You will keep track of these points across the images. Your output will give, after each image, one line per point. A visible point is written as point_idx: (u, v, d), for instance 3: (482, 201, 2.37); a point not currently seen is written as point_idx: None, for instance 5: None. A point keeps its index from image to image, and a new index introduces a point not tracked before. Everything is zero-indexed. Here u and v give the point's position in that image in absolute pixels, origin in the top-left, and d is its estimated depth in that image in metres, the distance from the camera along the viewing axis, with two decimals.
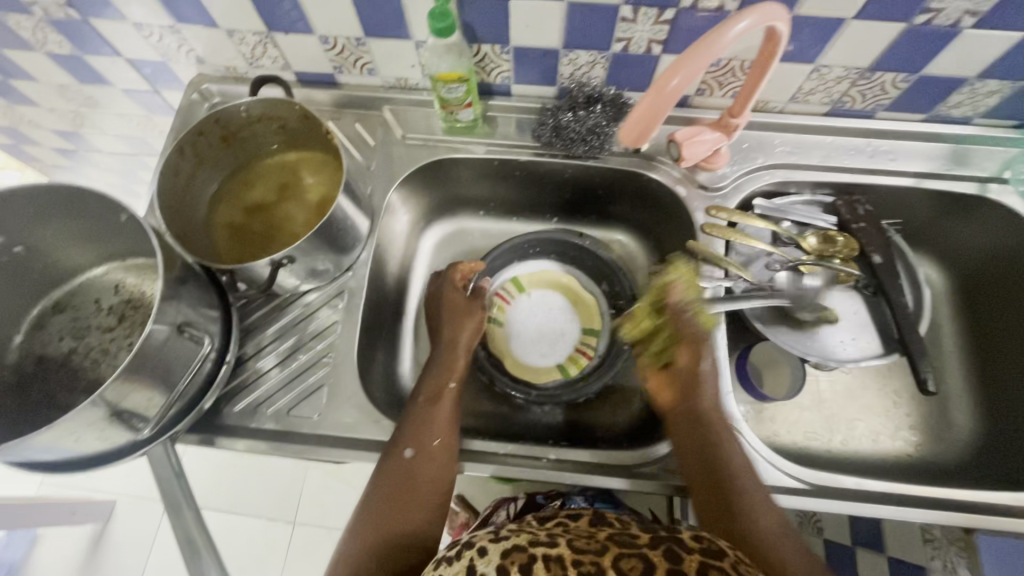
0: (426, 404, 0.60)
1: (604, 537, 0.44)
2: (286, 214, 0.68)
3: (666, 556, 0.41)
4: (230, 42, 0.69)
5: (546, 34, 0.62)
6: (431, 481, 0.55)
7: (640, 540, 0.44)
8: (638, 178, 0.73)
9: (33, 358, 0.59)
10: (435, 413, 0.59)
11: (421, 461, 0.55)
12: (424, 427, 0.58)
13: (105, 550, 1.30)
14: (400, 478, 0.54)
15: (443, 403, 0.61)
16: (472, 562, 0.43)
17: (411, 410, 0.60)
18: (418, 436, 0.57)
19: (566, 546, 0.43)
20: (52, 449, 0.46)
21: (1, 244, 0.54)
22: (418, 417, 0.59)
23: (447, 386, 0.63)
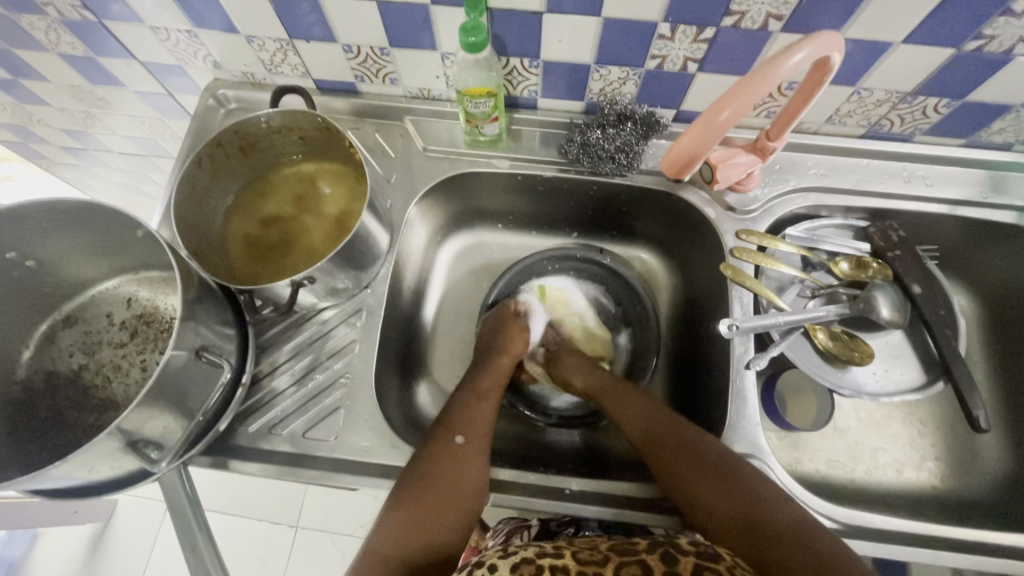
0: (473, 399, 0.65)
1: (606, 549, 0.49)
2: (302, 227, 0.66)
3: (662, 559, 0.46)
4: (249, 48, 0.67)
5: (578, 49, 0.60)
6: (470, 473, 0.57)
7: (638, 547, 0.49)
8: (665, 198, 0.71)
9: (43, 375, 0.57)
10: (479, 410, 0.63)
11: (466, 450, 0.58)
12: (471, 421, 0.62)
13: (106, 550, 1.28)
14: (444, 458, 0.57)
15: (488, 401, 0.65)
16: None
17: (457, 404, 0.64)
18: (465, 429, 0.61)
19: (572, 558, 0.48)
20: (64, 478, 0.44)
21: (12, 259, 0.52)
22: (464, 412, 0.62)
23: (494, 387, 0.67)
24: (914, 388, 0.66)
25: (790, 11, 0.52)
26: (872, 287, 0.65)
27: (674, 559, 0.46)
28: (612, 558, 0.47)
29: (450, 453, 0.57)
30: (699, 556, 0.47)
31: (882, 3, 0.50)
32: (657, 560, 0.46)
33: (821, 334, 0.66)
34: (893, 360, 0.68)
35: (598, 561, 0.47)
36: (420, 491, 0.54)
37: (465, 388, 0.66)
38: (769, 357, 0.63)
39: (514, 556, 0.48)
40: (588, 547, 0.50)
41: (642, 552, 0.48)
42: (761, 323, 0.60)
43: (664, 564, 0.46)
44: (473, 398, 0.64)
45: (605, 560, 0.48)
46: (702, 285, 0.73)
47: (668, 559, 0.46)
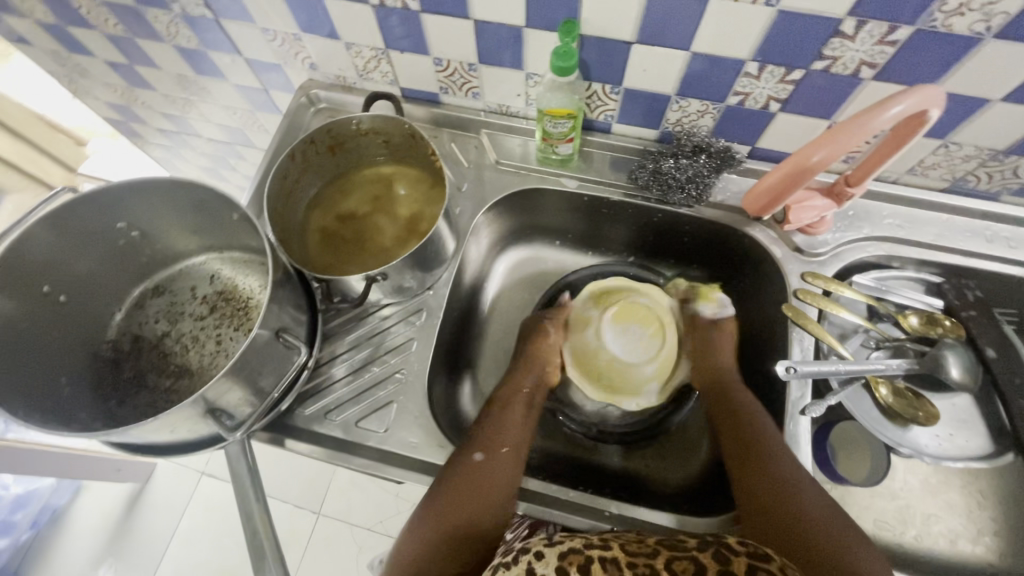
0: (497, 411, 0.64)
1: (654, 543, 0.49)
2: (375, 226, 0.69)
3: (714, 559, 0.44)
4: (346, 54, 0.71)
5: (661, 80, 0.61)
6: (499, 484, 0.56)
7: (689, 547, 0.47)
8: (731, 234, 0.71)
9: (130, 337, 0.62)
10: (506, 419, 0.63)
11: (486, 467, 0.57)
12: (492, 433, 0.61)
13: (142, 509, 1.35)
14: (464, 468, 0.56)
15: (515, 411, 0.64)
16: (529, 563, 0.46)
17: (483, 418, 0.63)
18: (486, 445, 0.59)
19: (621, 550, 0.47)
20: (148, 435, 0.48)
21: (121, 227, 0.57)
22: (489, 424, 0.62)
23: (517, 396, 0.66)
24: (978, 457, 0.63)
25: (885, 60, 0.52)
26: (942, 345, 0.63)
27: (727, 557, 0.44)
28: (663, 553, 0.46)
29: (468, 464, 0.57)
30: (753, 557, 0.44)
31: (984, 60, 0.49)
32: (710, 558, 0.44)
33: (883, 389, 0.65)
34: (957, 426, 0.65)
35: (646, 554, 0.47)
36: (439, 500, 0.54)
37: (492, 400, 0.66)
38: (826, 406, 0.61)
39: (561, 545, 0.48)
40: (636, 541, 0.49)
41: (694, 551, 0.46)
42: (823, 368, 0.59)
43: (718, 562, 0.44)
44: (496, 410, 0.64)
45: (653, 553, 0.47)
46: (759, 323, 0.72)
47: (719, 558, 0.44)
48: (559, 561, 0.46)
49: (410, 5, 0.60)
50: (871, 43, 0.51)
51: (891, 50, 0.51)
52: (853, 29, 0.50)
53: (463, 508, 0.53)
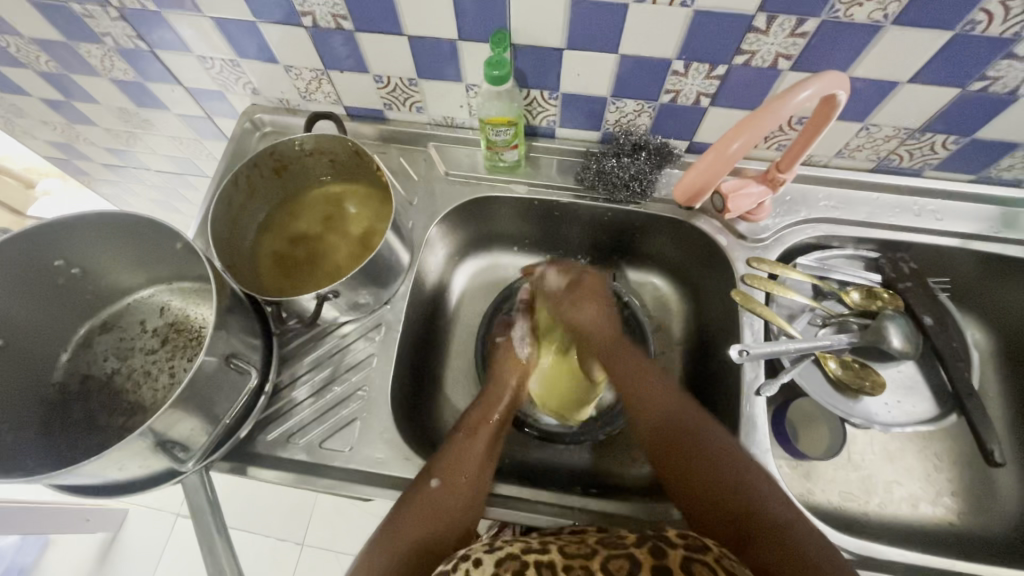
0: (464, 435, 0.62)
1: (593, 543, 0.50)
2: (327, 245, 0.69)
3: (651, 553, 0.46)
4: (287, 77, 0.71)
5: (595, 82, 0.63)
6: (464, 507, 0.56)
7: (628, 542, 0.49)
8: (679, 225, 0.73)
9: (79, 377, 0.60)
10: (474, 446, 0.61)
11: (445, 494, 0.56)
12: (459, 462, 0.59)
13: (116, 560, 1.30)
14: (430, 499, 0.55)
15: (479, 436, 0.62)
16: (467, 571, 0.46)
17: (447, 442, 0.62)
18: (449, 471, 0.58)
19: (558, 553, 0.48)
20: (98, 475, 0.47)
21: (60, 266, 0.56)
22: (457, 451, 0.60)
23: (485, 422, 0.64)
24: (926, 420, 0.66)
25: (798, 50, 0.55)
26: (883, 317, 0.65)
27: (664, 552, 0.46)
28: (600, 552, 0.48)
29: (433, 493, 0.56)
30: (689, 549, 0.47)
31: (888, 46, 0.53)
32: (646, 554, 0.46)
33: (832, 362, 0.67)
34: (906, 392, 0.68)
35: (584, 554, 0.48)
36: (399, 517, 0.54)
37: (458, 424, 0.65)
38: (779, 384, 0.63)
39: (498, 551, 0.48)
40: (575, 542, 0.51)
41: (631, 547, 0.48)
42: (773, 349, 0.61)
43: (654, 556, 0.46)
44: (465, 435, 0.62)
45: (592, 553, 0.48)
46: (713, 311, 0.74)
47: (657, 553, 0.46)
48: (495, 569, 0.47)
49: (343, 24, 0.61)
50: (783, 36, 0.53)
51: (802, 41, 0.54)
52: (765, 23, 0.52)
53: (419, 528, 0.53)
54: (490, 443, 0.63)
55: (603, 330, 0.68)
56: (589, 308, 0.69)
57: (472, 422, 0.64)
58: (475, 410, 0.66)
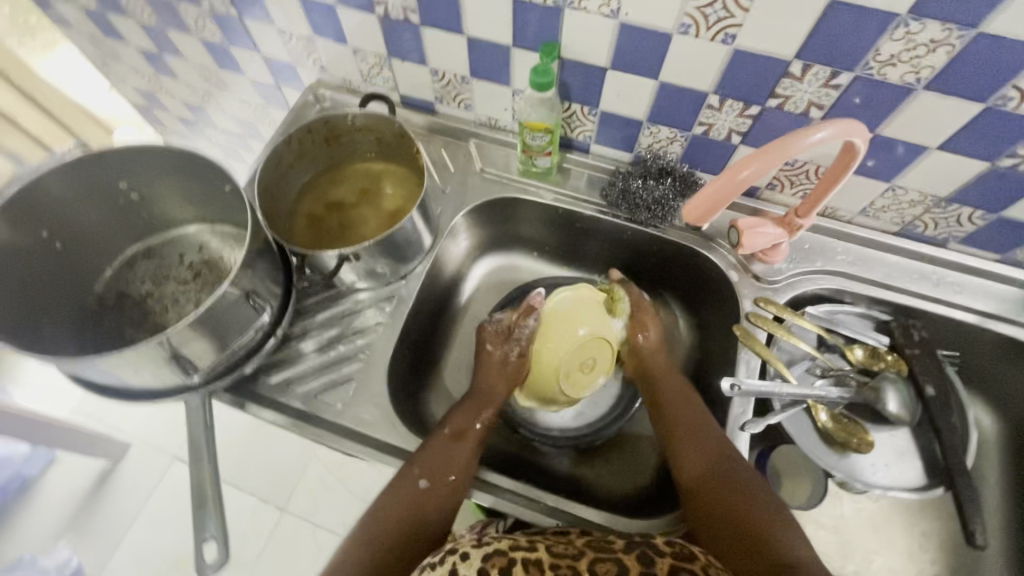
0: (447, 438, 0.62)
1: (581, 545, 0.51)
2: (359, 216, 0.74)
3: (639, 559, 0.48)
4: (353, 59, 0.77)
5: (634, 105, 0.66)
6: (447, 508, 0.58)
7: (615, 547, 0.50)
8: (693, 256, 0.75)
9: (116, 292, 0.66)
10: (456, 452, 0.61)
11: (432, 496, 0.57)
12: (442, 462, 0.60)
13: (110, 489, 1.36)
14: (411, 504, 0.56)
15: (464, 444, 0.62)
16: (455, 565, 0.48)
17: (430, 437, 0.62)
18: (436, 471, 0.59)
19: (545, 552, 0.49)
20: (114, 374, 0.52)
21: (122, 187, 0.62)
22: (439, 453, 0.60)
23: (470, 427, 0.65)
24: (912, 489, 0.65)
25: (831, 102, 0.57)
26: (883, 378, 0.66)
27: (651, 559, 0.48)
28: (589, 554, 0.49)
29: (410, 496, 0.57)
30: (677, 558, 0.48)
31: (919, 109, 0.54)
32: (635, 560, 0.48)
33: (823, 414, 0.67)
34: (898, 457, 0.67)
35: (572, 555, 0.49)
36: (380, 516, 0.56)
37: (445, 422, 0.65)
38: (766, 424, 0.63)
39: (488, 546, 0.49)
40: (564, 543, 0.52)
41: (619, 552, 0.49)
42: (766, 388, 0.62)
43: (642, 563, 0.47)
44: (448, 438, 0.62)
45: (579, 555, 0.49)
46: (716, 345, 0.75)
47: (644, 560, 0.48)
48: (482, 564, 0.47)
49: (411, 18, 0.66)
50: (817, 85, 0.56)
51: (835, 93, 0.56)
52: (801, 71, 0.55)
53: (402, 522, 0.55)
54: (472, 452, 0.63)
55: (659, 348, 0.73)
56: (655, 331, 0.74)
57: (457, 427, 0.64)
58: (461, 415, 0.66)
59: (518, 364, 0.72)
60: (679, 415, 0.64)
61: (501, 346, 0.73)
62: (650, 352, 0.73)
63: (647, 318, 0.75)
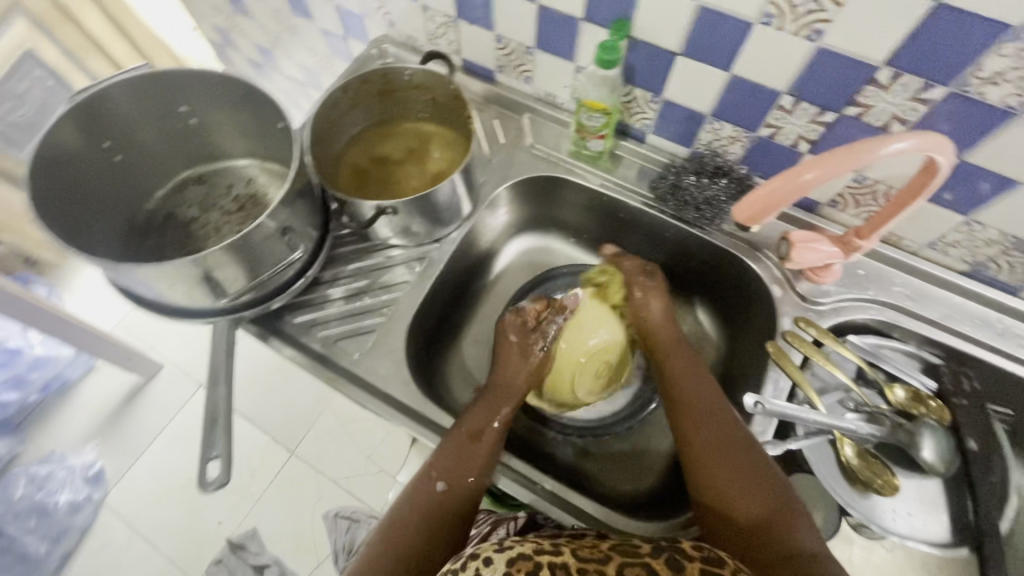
0: (463, 438, 0.60)
1: (606, 549, 0.49)
2: (403, 174, 0.74)
3: (668, 565, 0.46)
4: (421, 16, 0.76)
5: (700, 97, 0.63)
6: (465, 508, 0.57)
7: (642, 552, 0.48)
8: (735, 265, 0.71)
9: (165, 212, 0.69)
10: (474, 452, 0.59)
11: (447, 498, 0.56)
12: (459, 468, 0.58)
13: (138, 405, 1.44)
14: (427, 509, 0.55)
15: (481, 444, 0.60)
16: (477, 571, 0.45)
17: (448, 438, 0.60)
18: (452, 470, 0.58)
19: (571, 557, 0.47)
20: (150, 286, 0.54)
21: (183, 111, 0.64)
22: (456, 455, 0.58)
23: (488, 427, 0.61)
24: (935, 544, 0.60)
25: (916, 117, 0.53)
26: (923, 424, 0.62)
27: (680, 564, 0.46)
28: (615, 558, 0.47)
29: (428, 502, 0.56)
30: (707, 563, 0.46)
31: (1016, 138, 0.49)
32: (663, 565, 0.46)
33: (849, 448, 0.63)
34: (923, 507, 0.62)
35: (599, 560, 0.47)
36: (400, 518, 0.56)
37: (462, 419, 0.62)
38: (785, 448, 0.60)
39: (511, 550, 0.47)
40: (589, 547, 0.49)
41: (647, 557, 0.47)
42: (796, 412, 0.58)
43: (671, 568, 0.45)
44: (465, 439, 0.60)
45: (605, 559, 0.47)
46: (746, 359, 0.72)
47: (673, 565, 0.46)
48: (507, 568, 0.45)
49: None
50: (903, 98, 0.52)
51: (923, 108, 0.51)
52: (889, 79, 0.51)
53: (419, 526, 0.54)
54: (491, 452, 0.60)
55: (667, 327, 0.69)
56: (659, 303, 0.69)
57: (474, 426, 0.61)
58: (480, 411, 0.63)
59: (541, 362, 0.69)
60: (697, 428, 0.58)
61: (525, 338, 0.69)
62: (664, 325, 0.69)
63: (653, 294, 0.70)
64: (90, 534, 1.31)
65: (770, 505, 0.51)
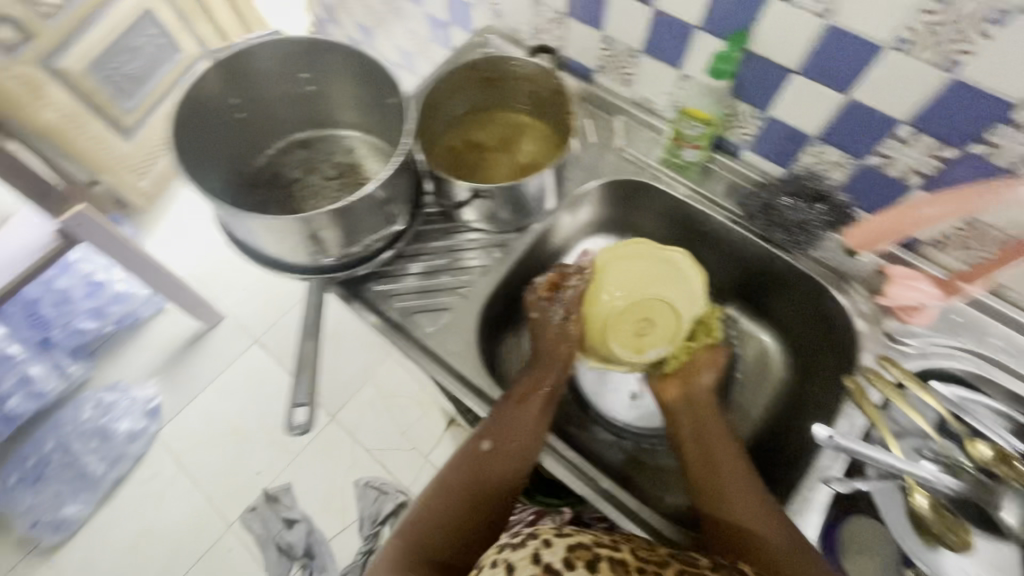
0: (511, 405, 0.62)
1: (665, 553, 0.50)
2: (493, 162, 0.76)
3: None
4: (530, 10, 0.78)
5: (809, 118, 0.62)
6: (510, 472, 0.58)
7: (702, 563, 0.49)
8: (818, 294, 0.69)
9: (271, 171, 0.73)
10: (522, 416, 0.61)
11: (493, 457, 0.58)
12: (507, 431, 0.60)
13: (198, 351, 1.52)
14: (474, 469, 0.58)
15: (528, 408, 0.62)
16: (537, 551, 0.47)
17: (498, 406, 0.62)
18: (499, 435, 0.60)
19: (631, 555, 0.48)
20: (261, 236, 0.58)
21: (303, 78, 0.68)
22: (504, 419, 0.60)
23: (535, 392, 0.63)
24: None
25: None
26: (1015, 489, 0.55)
27: None
28: (673, 564, 0.48)
29: (473, 465, 0.58)
30: None
31: None
32: None
33: (920, 498, 0.59)
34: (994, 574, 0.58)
35: (658, 562, 0.48)
36: (448, 479, 0.58)
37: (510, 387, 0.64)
38: (853, 486, 0.59)
39: (571, 537, 0.48)
40: (647, 548, 0.50)
41: (705, 568, 0.48)
42: (881, 456, 0.56)
43: None
44: (512, 404, 0.62)
45: (665, 562, 0.48)
46: (817, 391, 0.70)
47: None
48: (567, 553, 0.47)
49: None
50: None
51: None
52: None
53: (466, 489, 0.57)
54: (540, 416, 0.61)
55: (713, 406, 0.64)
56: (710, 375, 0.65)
57: (521, 391, 0.63)
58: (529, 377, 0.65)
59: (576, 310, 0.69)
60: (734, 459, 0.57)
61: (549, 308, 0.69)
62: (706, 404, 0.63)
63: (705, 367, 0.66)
64: (142, 463, 1.40)
65: (779, 544, 0.51)
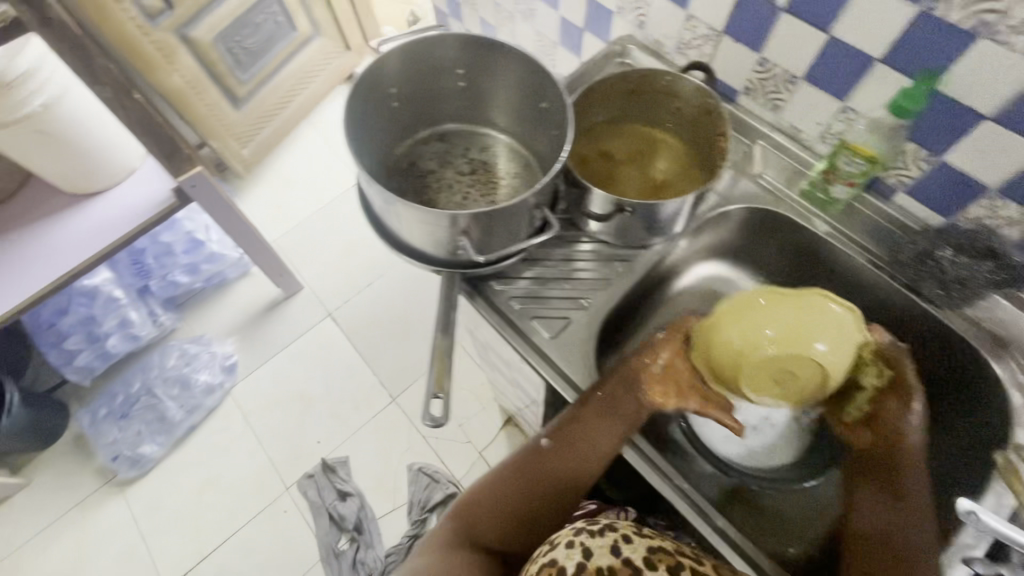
0: (582, 412, 0.61)
1: None
2: (626, 175, 0.75)
3: None
4: (681, 24, 0.76)
5: (992, 168, 0.58)
6: (571, 474, 0.61)
7: None
8: (968, 357, 0.64)
9: (409, 160, 0.75)
10: (595, 429, 0.61)
11: (553, 457, 0.61)
12: (574, 438, 0.61)
13: (274, 317, 1.59)
14: (534, 463, 0.61)
15: (602, 422, 0.61)
16: (615, 540, 0.54)
17: (573, 409, 0.62)
18: (564, 437, 0.61)
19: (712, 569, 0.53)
20: (413, 225, 0.59)
21: (458, 74, 0.69)
22: (574, 427, 0.61)
23: (609, 405, 0.61)
24: None
25: None
26: None
27: None
28: None
29: (537, 458, 0.62)
30: None
31: None
32: None
33: None
34: None
35: None
36: (515, 465, 0.62)
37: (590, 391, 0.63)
38: None
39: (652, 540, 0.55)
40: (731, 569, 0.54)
41: None
42: (1008, 532, 0.44)
43: None
44: (584, 413, 0.61)
45: None
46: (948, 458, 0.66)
47: None
48: (647, 553, 0.53)
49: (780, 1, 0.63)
50: None
51: None
52: None
53: (526, 479, 0.61)
54: (614, 433, 0.60)
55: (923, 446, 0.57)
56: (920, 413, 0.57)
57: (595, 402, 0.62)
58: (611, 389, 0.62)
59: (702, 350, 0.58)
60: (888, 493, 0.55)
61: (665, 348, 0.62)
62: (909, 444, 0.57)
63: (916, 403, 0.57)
64: (214, 415, 1.46)
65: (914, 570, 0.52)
